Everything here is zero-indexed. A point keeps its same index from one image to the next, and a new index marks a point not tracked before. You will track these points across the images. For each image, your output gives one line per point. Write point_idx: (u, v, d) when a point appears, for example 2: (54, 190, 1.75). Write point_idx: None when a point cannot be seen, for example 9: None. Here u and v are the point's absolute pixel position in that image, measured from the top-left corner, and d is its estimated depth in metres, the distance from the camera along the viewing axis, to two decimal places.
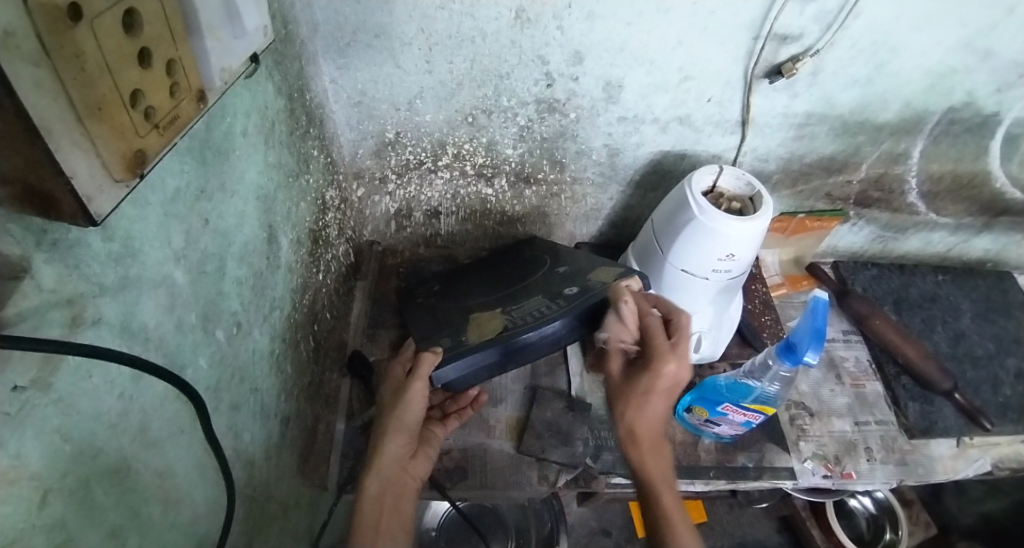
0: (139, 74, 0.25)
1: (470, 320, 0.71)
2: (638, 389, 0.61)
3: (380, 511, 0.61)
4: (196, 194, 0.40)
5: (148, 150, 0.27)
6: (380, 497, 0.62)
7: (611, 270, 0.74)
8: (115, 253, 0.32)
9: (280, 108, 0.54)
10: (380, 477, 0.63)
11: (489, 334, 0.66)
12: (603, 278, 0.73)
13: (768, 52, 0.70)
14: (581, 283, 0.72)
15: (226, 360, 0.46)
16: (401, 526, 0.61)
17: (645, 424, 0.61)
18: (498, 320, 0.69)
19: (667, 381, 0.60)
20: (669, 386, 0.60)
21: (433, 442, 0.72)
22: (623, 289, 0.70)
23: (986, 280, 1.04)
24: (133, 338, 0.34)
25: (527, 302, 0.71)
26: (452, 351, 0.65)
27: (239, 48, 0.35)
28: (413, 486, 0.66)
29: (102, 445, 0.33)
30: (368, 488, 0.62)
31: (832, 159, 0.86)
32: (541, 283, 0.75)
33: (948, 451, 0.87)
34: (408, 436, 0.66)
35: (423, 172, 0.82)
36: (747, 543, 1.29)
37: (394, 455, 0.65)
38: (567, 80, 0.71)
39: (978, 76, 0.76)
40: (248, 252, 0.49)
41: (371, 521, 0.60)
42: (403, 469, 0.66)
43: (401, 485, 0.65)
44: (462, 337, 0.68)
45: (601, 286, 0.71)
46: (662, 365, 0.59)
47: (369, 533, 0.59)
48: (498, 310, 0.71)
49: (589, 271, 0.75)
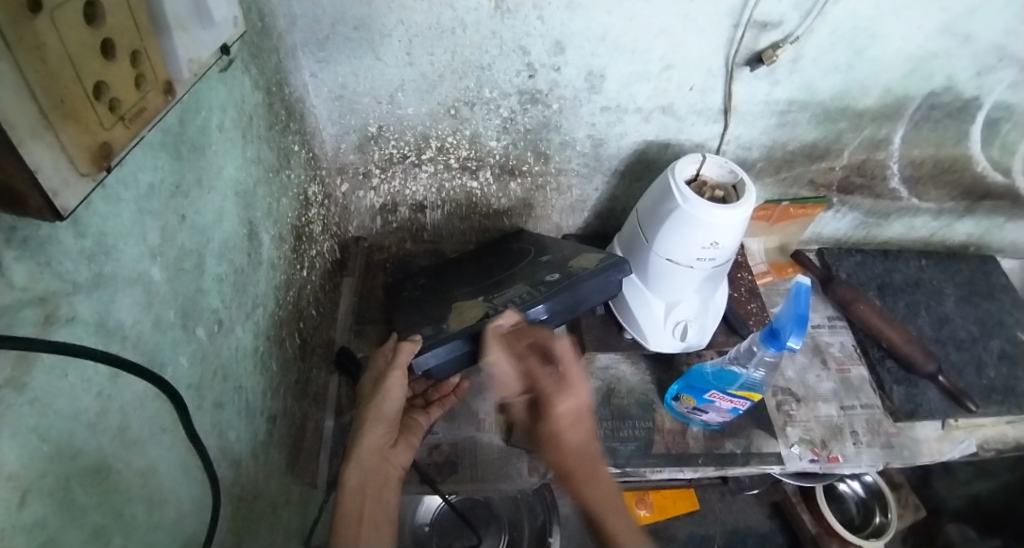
0: (103, 66, 0.25)
1: (453, 309, 0.71)
2: (551, 429, 0.65)
3: (363, 501, 0.61)
4: (172, 189, 0.40)
5: (114, 143, 0.27)
6: (361, 487, 0.62)
7: (593, 257, 0.74)
8: (89, 250, 0.32)
9: (258, 103, 0.54)
10: (361, 466, 0.63)
11: (469, 321, 0.66)
12: (586, 264, 0.73)
13: (748, 39, 0.71)
14: (564, 270, 0.72)
15: (208, 357, 0.46)
16: (385, 513, 0.61)
17: (570, 449, 0.65)
18: (479, 308, 0.69)
19: (567, 412, 0.64)
20: (574, 416, 0.64)
21: (416, 430, 0.72)
22: (604, 273, 0.70)
23: (969, 264, 1.05)
24: (110, 336, 0.34)
25: (509, 290, 0.71)
26: (433, 338, 0.66)
27: (208, 39, 0.34)
28: (395, 474, 0.66)
29: (81, 445, 0.33)
30: (350, 476, 0.62)
31: (814, 146, 0.87)
32: (525, 273, 0.75)
33: (933, 433, 0.88)
34: (388, 425, 0.66)
35: (407, 166, 0.82)
36: (740, 529, 1.31)
37: (374, 445, 0.65)
38: (549, 71, 0.71)
39: (957, 61, 0.77)
40: (228, 249, 0.49)
41: (353, 513, 0.59)
42: (383, 458, 0.66)
43: (383, 474, 0.65)
44: (444, 325, 0.68)
45: (581, 272, 0.71)
46: (556, 403, 0.64)
47: (353, 521, 0.59)
48: (479, 299, 0.71)
49: (572, 259, 0.75)
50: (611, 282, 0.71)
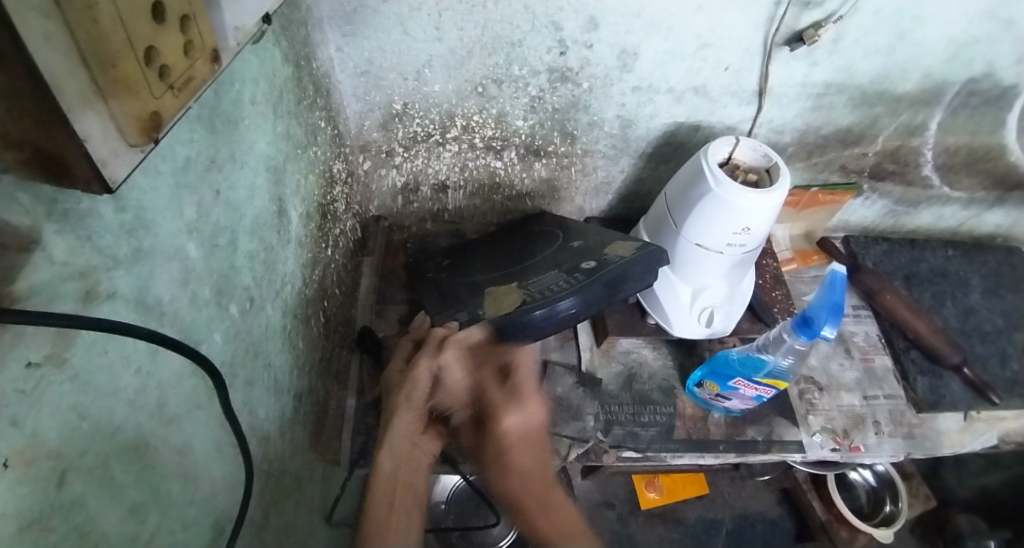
0: (154, 30, 0.24)
1: (488, 294, 0.70)
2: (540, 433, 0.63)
3: (393, 488, 0.60)
4: (207, 163, 0.39)
5: (164, 113, 0.26)
6: (392, 474, 0.62)
7: (628, 244, 0.73)
8: (128, 224, 0.31)
9: (287, 77, 0.52)
10: (392, 454, 0.62)
11: (505, 310, 0.66)
12: (622, 252, 0.72)
13: (789, 18, 0.68)
14: (597, 258, 0.71)
15: (240, 335, 0.45)
16: (415, 500, 0.61)
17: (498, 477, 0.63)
18: (515, 296, 0.68)
19: (514, 432, 0.61)
20: (523, 434, 0.62)
21: (445, 419, 0.70)
22: (641, 265, 0.69)
23: (996, 255, 1.03)
24: (148, 312, 0.33)
25: (544, 275, 0.71)
26: (465, 326, 0.65)
27: (252, 5, 0.33)
28: (425, 462, 0.65)
29: (120, 421, 0.33)
30: (381, 463, 0.62)
31: (849, 131, 0.84)
32: (555, 258, 0.74)
33: (955, 425, 0.87)
34: (417, 415, 0.64)
35: (431, 145, 0.80)
36: (750, 513, 1.31)
37: (404, 433, 0.64)
38: (581, 48, 0.69)
39: (999, 46, 0.74)
40: (260, 226, 0.48)
41: (384, 499, 0.59)
42: (415, 447, 0.65)
43: (414, 462, 0.64)
44: (480, 312, 0.67)
45: (617, 262, 0.69)
46: (505, 418, 0.61)
47: (384, 507, 0.59)
48: (515, 285, 0.71)
49: (605, 246, 0.73)
50: (648, 274, 0.70)
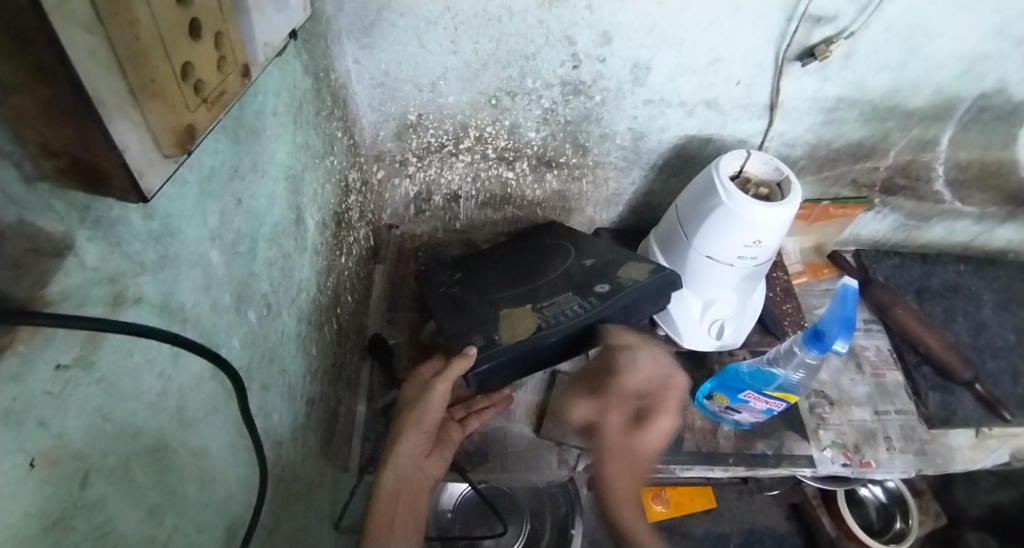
0: (190, 46, 0.25)
1: (502, 316, 0.70)
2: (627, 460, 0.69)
3: (395, 507, 0.62)
4: (230, 173, 0.40)
5: (198, 124, 0.27)
6: (395, 492, 0.63)
7: (642, 266, 0.74)
8: (155, 232, 0.32)
9: (308, 88, 0.54)
10: (396, 473, 0.64)
11: (522, 335, 0.66)
12: (635, 274, 0.72)
13: (801, 34, 0.69)
14: (612, 282, 0.71)
15: (257, 341, 0.46)
16: (416, 514, 0.63)
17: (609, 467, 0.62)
18: (530, 318, 0.68)
19: (655, 435, 0.64)
20: (655, 440, 0.64)
21: (450, 443, 0.71)
22: (655, 290, 0.70)
23: (1009, 271, 1.02)
24: (172, 317, 0.34)
25: (559, 297, 0.71)
26: (484, 351, 0.65)
27: (280, 22, 0.34)
28: (428, 485, 0.66)
29: (142, 424, 0.33)
30: (385, 478, 0.64)
31: (860, 145, 0.85)
32: (569, 278, 0.74)
33: (967, 441, 0.86)
34: (426, 436, 0.67)
35: (444, 155, 0.81)
36: (757, 529, 1.30)
37: (409, 453, 0.66)
38: (594, 62, 0.70)
39: (1011, 63, 0.74)
40: (278, 234, 0.49)
41: (386, 515, 0.62)
42: (420, 465, 0.66)
43: (418, 480, 0.66)
44: (496, 336, 0.67)
45: (633, 286, 0.70)
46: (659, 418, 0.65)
47: (386, 522, 0.61)
48: (529, 305, 0.70)
49: (619, 268, 0.74)
50: (660, 298, 0.72)
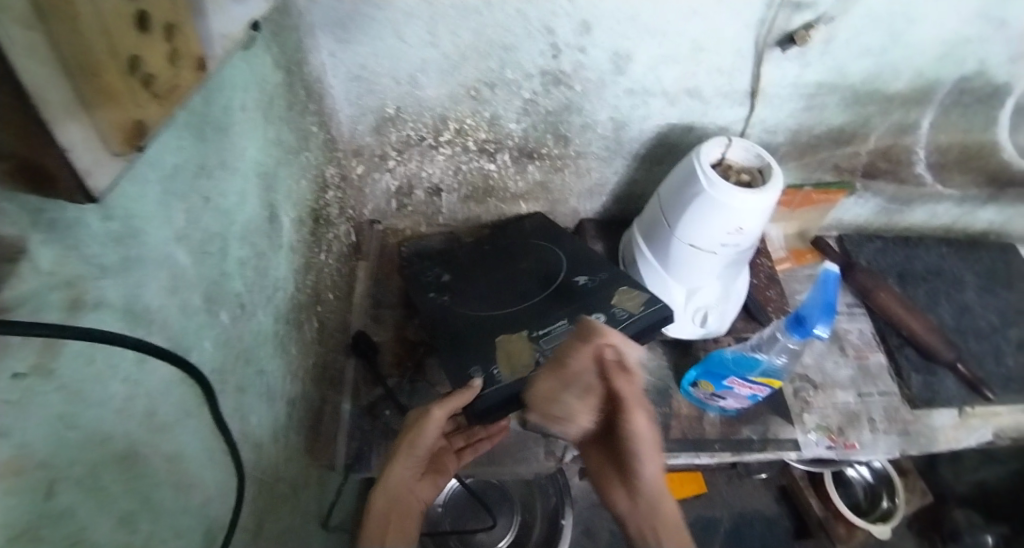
0: (137, 40, 0.24)
1: (498, 346, 0.69)
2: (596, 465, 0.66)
3: (387, 523, 0.60)
4: (196, 171, 0.38)
5: (147, 120, 0.26)
6: (385, 511, 0.61)
7: (636, 294, 0.73)
8: (115, 233, 0.31)
9: (278, 82, 0.52)
10: (386, 493, 0.62)
11: (522, 372, 0.67)
12: (629, 304, 0.72)
13: (781, 20, 0.68)
14: (606, 312, 0.71)
15: (232, 342, 0.45)
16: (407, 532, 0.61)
17: (652, 475, 0.61)
18: (527, 351, 0.69)
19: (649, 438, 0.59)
20: (651, 441, 0.60)
21: (446, 472, 0.70)
22: (650, 321, 0.70)
23: (990, 253, 1.03)
24: (137, 321, 0.33)
25: (555, 326, 0.70)
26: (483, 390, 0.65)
27: (238, 13, 0.33)
28: (416, 509, 0.65)
29: (109, 430, 0.32)
30: (376, 498, 0.61)
31: (841, 130, 0.85)
32: (562, 308, 0.73)
33: (951, 421, 0.87)
34: (418, 462, 0.65)
35: (424, 149, 0.80)
36: (747, 512, 1.31)
37: (402, 479, 0.64)
38: (574, 52, 0.69)
39: (991, 46, 0.74)
40: (250, 232, 0.48)
41: (378, 527, 0.59)
42: (409, 487, 0.65)
43: (408, 503, 0.64)
44: (495, 371, 0.67)
45: (627, 318, 0.70)
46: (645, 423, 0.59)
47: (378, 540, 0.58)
48: (526, 335, 0.70)
49: (613, 293, 0.74)
50: (655, 330, 0.71)
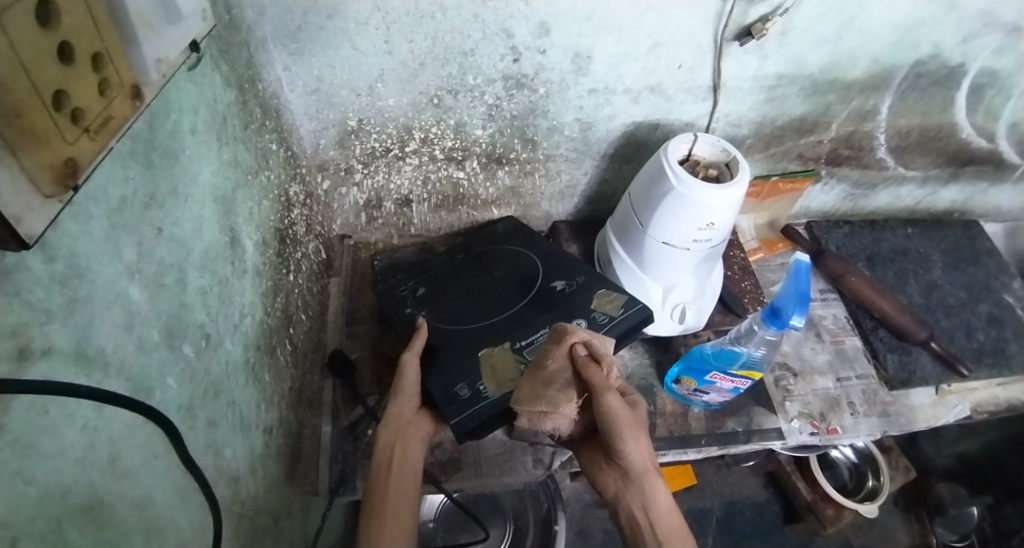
0: (61, 73, 0.23)
1: (482, 360, 0.68)
2: (587, 455, 0.67)
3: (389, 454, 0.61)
4: (146, 201, 0.37)
5: (79, 158, 0.25)
6: (389, 444, 0.62)
7: (614, 297, 0.73)
8: (60, 274, 0.29)
9: (230, 102, 0.50)
10: (388, 429, 0.63)
11: (509, 385, 0.65)
12: (609, 307, 0.72)
13: (737, 13, 0.69)
14: (588, 318, 0.71)
15: (197, 376, 0.43)
16: (410, 468, 0.62)
17: (636, 458, 0.61)
18: (511, 364, 0.67)
19: (626, 420, 0.60)
20: (630, 422, 0.61)
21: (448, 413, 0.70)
22: (631, 324, 0.70)
23: (954, 230, 1.07)
24: (91, 365, 0.31)
25: (537, 336, 0.70)
26: (471, 407, 0.63)
27: (174, 35, 0.32)
28: (419, 437, 0.64)
29: (70, 482, 0.30)
30: (380, 434, 0.62)
31: (803, 120, 0.86)
32: (544, 316, 0.72)
33: (928, 399, 0.89)
34: (413, 400, 0.66)
35: (390, 160, 0.79)
36: (737, 500, 1.33)
37: (402, 414, 0.64)
38: (534, 54, 0.68)
39: (944, 28, 0.76)
40: (211, 259, 0.46)
41: (383, 464, 0.61)
42: (410, 427, 0.64)
43: (409, 435, 0.64)
44: (481, 387, 0.65)
45: (608, 322, 0.70)
46: (618, 406, 0.59)
47: (381, 478, 0.60)
48: (508, 347, 0.69)
49: (592, 297, 0.73)
50: (636, 332, 0.71)
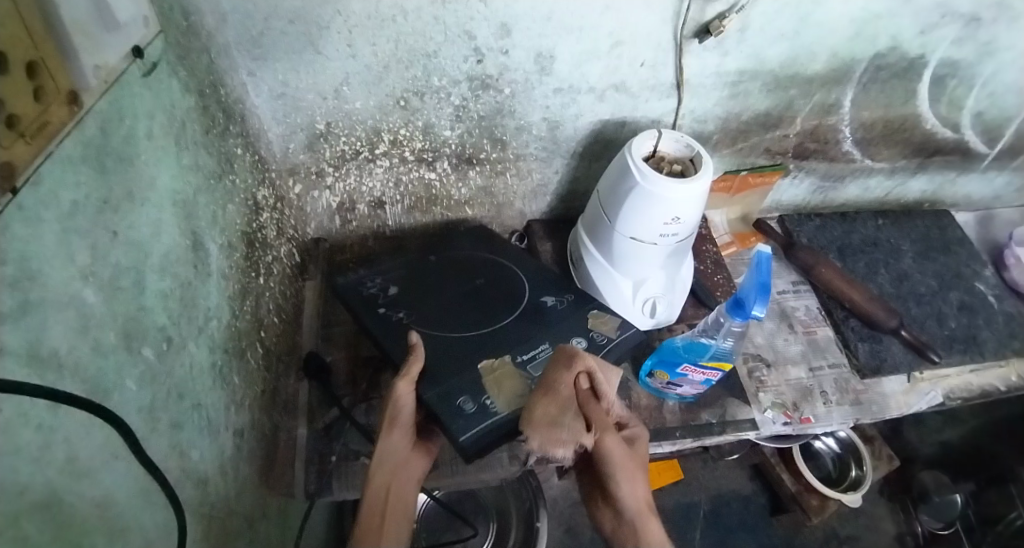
0: None
1: (485, 373, 0.68)
2: (583, 492, 0.63)
3: (385, 493, 0.56)
4: (99, 204, 0.37)
5: None
6: (383, 485, 0.56)
7: (608, 318, 0.75)
8: (11, 277, 0.29)
9: (190, 106, 0.51)
10: (382, 466, 0.57)
11: (517, 401, 0.66)
12: (604, 328, 0.74)
13: (695, 11, 0.70)
14: (586, 337, 0.73)
15: (159, 378, 0.44)
16: (405, 511, 0.56)
17: (630, 496, 0.58)
18: (515, 378, 0.68)
19: (619, 454, 0.59)
20: (623, 458, 0.59)
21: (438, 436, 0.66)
22: (628, 344, 0.72)
23: (925, 220, 1.09)
24: (44, 366, 0.32)
25: (539, 351, 0.71)
26: (479, 422, 0.63)
27: None
28: (416, 473, 0.60)
29: (27, 480, 0.31)
30: (373, 474, 0.56)
31: (768, 115, 0.87)
32: (529, 327, 0.73)
33: (901, 386, 0.91)
34: (407, 431, 0.61)
35: (361, 162, 0.79)
36: (724, 493, 1.34)
37: (394, 451, 0.59)
38: (497, 55, 0.70)
39: (901, 19, 0.78)
40: (171, 262, 0.46)
41: (377, 508, 0.55)
42: (405, 464, 0.60)
43: (402, 474, 0.58)
44: (488, 401, 0.65)
45: (607, 344, 0.72)
46: (612, 440, 0.59)
47: (376, 521, 0.53)
48: (510, 360, 0.70)
49: (589, 316, 0.75)
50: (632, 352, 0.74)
